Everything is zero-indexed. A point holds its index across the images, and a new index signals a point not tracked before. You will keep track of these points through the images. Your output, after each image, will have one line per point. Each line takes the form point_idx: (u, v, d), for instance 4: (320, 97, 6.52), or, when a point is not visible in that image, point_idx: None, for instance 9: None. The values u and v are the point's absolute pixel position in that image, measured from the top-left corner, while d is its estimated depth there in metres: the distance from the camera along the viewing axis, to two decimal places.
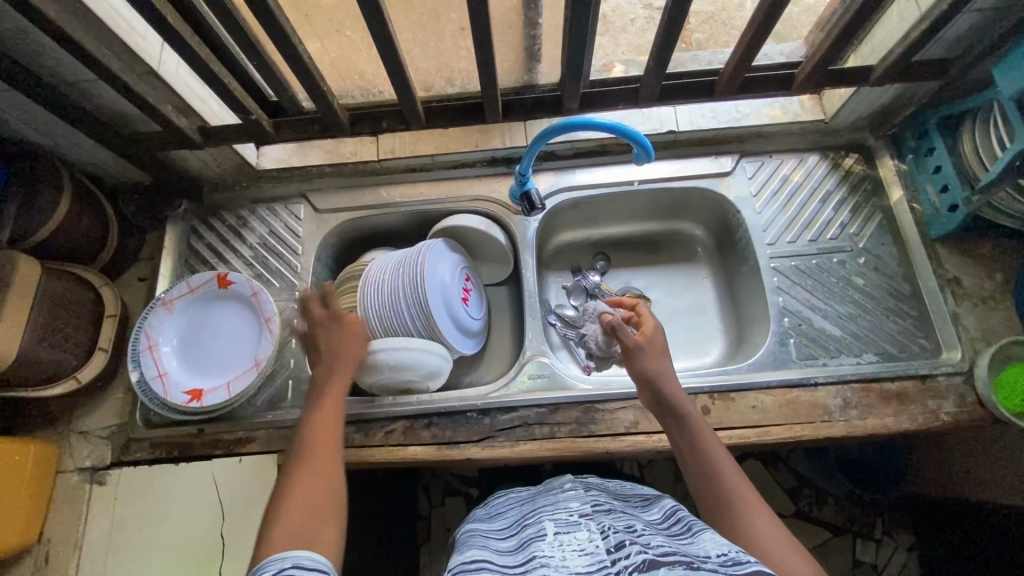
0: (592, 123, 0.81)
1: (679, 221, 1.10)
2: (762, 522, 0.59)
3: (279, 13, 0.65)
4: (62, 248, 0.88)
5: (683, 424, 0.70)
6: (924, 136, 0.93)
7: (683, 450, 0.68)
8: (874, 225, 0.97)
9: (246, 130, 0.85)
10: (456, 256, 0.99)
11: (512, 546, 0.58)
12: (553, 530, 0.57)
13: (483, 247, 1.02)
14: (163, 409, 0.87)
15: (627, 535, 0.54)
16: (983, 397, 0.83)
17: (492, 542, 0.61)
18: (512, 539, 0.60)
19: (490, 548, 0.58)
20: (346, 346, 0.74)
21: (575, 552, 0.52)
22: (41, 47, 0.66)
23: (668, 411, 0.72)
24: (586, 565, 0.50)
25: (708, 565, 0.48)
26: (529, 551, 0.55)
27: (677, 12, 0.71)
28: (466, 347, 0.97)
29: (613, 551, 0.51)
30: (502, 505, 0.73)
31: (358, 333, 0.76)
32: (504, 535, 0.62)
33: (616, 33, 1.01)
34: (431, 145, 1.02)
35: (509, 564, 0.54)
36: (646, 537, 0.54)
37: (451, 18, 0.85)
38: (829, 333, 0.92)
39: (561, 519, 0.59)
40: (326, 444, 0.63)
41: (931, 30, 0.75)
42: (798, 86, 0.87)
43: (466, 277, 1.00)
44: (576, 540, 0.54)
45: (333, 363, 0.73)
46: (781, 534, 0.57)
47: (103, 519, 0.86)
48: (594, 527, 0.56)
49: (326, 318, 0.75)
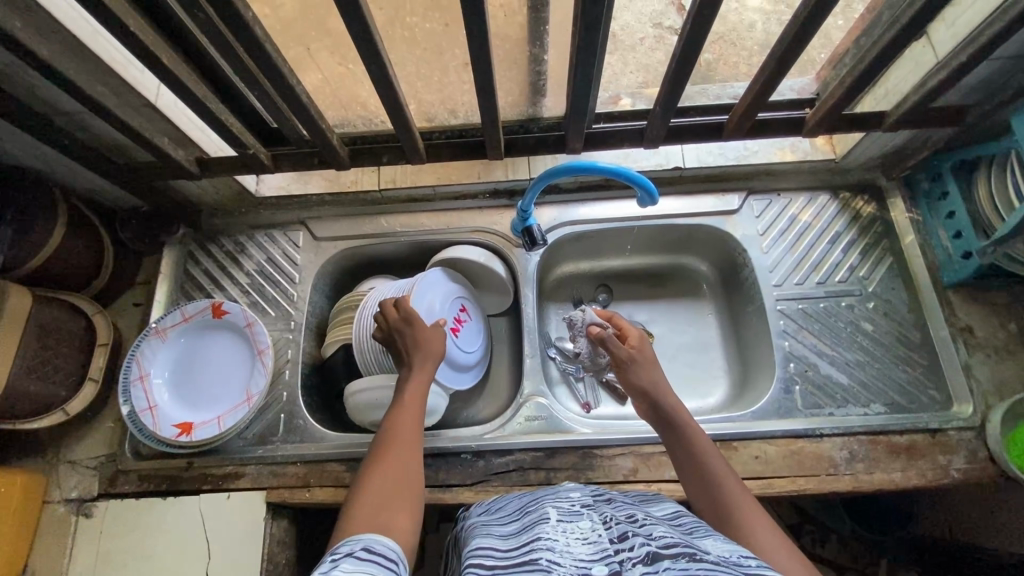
0: (595, 168, 0.80)
1: (684, 255, 1.08)
2: (765, 530, 0.57)
3: (277, 57, 0.64)
4: (54, 276, 0.86)
5: (683, 437, 0.68)
6: (938, 180, 0.91)
7: (682, 459, 0.67)
8: (883, 269, 0.95)
9: (244, 162, 0.84)
10: (455, 285, 0.98)
11: (516, 528, 0.56)
12: (556, 517, 0.55)
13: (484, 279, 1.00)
14: (151, 441, 0.86)
15: (630, 525, 0.52)
16: (995, 454, 0.80)
17: (495, 527, 0.58)
18: (514, 522, 0.58)
19: (494, 533, 0.56)
20: (430, 342, 0.79)
21: (579, 539, 0.50)
22: (37, 82, 0.66)
23: (663, 425, 0.71)
24: (590, 553, 0.48)
25: (710, 557, 0.46)
26: (532, 532, 0.52)
27: (687, 58, 0.70)
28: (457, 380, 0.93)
29: (616, 541, 0.49)
30: (502, 501, 0.69)
31: (437, 332, 0.80)
32: (507, 519, 0.60)
33: (626, 52, 0.99)
34: (434, 175, 1.01)
35: (510, 545, 0.51)
36: (648, 528, 0.52)
37: (454, 54, 0.88)
38: (837, 381, 0.89)
39: (564, 508, 0.57)
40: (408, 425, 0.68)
41: (948, 80, 0.73)
42: (808, 129, 0.85)
43: (462, 307, 0.98)
44: (580, 528, 0.52)
45: (424, 356, 0.77)
46: (783, 542, 0.55)
47: (87, 554, 0.84)
48: (598, 519, 0.54)
49: (400, 321, 0.80)
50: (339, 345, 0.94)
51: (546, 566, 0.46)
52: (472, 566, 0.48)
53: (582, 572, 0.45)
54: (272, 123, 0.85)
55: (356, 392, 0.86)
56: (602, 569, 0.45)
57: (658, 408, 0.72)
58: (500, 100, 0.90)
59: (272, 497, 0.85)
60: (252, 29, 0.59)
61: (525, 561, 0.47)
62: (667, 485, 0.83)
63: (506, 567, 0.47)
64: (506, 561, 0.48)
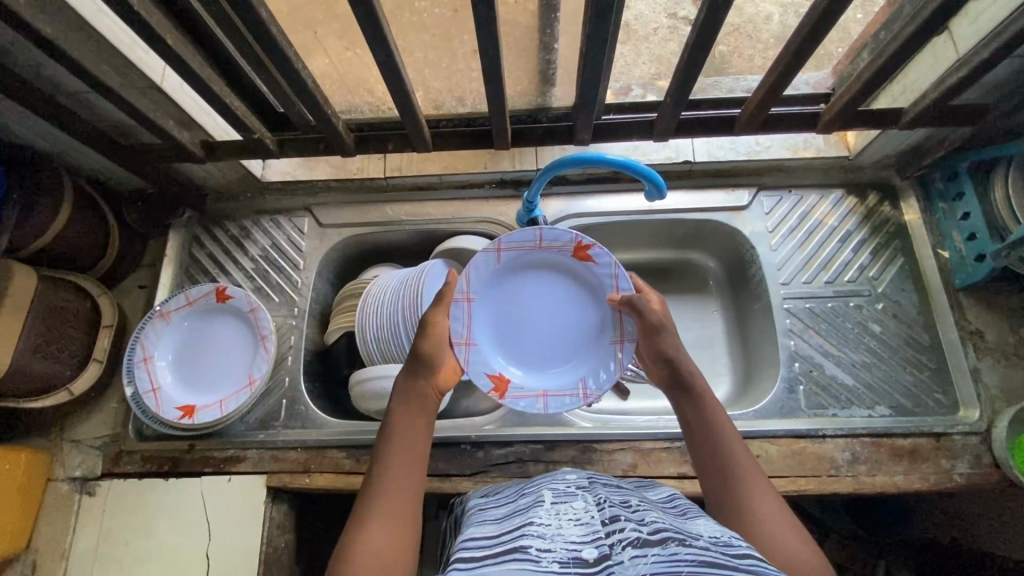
0: (601, 159, 0.78)
1: (692, 251, 1.06)
2: (767, 511, 0.55)
3: (284, 42, 0.63)
4: (59, 255, 0.86)
5: (698, 403, 0.66)
6: (954, 179, 0.89)
7: (694, 437, 0.64)
8: (894, 270, 0.93)
9: (249, 146, 0.83)
10: (544, 255, 0.84)
11: (509, 513, 0.55)
12: (550, 499, 0.55)
13: (537, 235, 0.82)
14: (154, 423, 0.87)
15: (623, 509, 0.52)
16: (999, 460, 0.80)
17: (488, 511, 0.58)
18: (508, 505, 0.58)
19: (488, 518, 0.55)
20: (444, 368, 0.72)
21: (571, 520, 0.50)
22: (43, 62, 0.66)
23: (679, 387, 0.69)
24: (581, 535, 0.48)
25: (700, 543, 0.46)
26: (525, 517, 0.52)
27: (700, 49, 0.68)
28: (514, 400, 0.82)
29: (607, 523, 0.49)
30: (503, 484, 0.68)
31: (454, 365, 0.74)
32: (503, 502, 0.60)
33: (639, 42, 0.97)
34: (440, 164, 1.00)
35: (502, 530, 0.51)
36: (640, 512, 0.52)
37: (462, 40, 0.87)
38: (841, 381, 0.88)
39: (559, 489, 0.57)
40: (415, 412, 0.63)
41: (969, 78, 0.71)
42: (823, 125, 0.83)
43: (526, 277, 0.85)
44: (573, 509, 0.52)
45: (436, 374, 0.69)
46: (784, 518, 0.55)
47: (90, 532, 0.85)
48: (591, 499, 0.54)
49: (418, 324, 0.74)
50: (341, 332, 0.94)
51: (536, 551, 0.46)
52: (458, 558, 0.47)
53: (572, 555, 0.45)
54: (279, 108, 0.84)
55: (362, 379, 0.85)
56: (592, 551, 0.45)
57: (679, 383, 0.69)
58: (509, 88, 0.89)
59: (273, 481, 0.85)
60: (259, 14, 0.58)
61: (516, 545, 0.47)
62: (666, 479, 0.83)
63: (495, 553, 0.47)
64: (497, 546, 0.48)
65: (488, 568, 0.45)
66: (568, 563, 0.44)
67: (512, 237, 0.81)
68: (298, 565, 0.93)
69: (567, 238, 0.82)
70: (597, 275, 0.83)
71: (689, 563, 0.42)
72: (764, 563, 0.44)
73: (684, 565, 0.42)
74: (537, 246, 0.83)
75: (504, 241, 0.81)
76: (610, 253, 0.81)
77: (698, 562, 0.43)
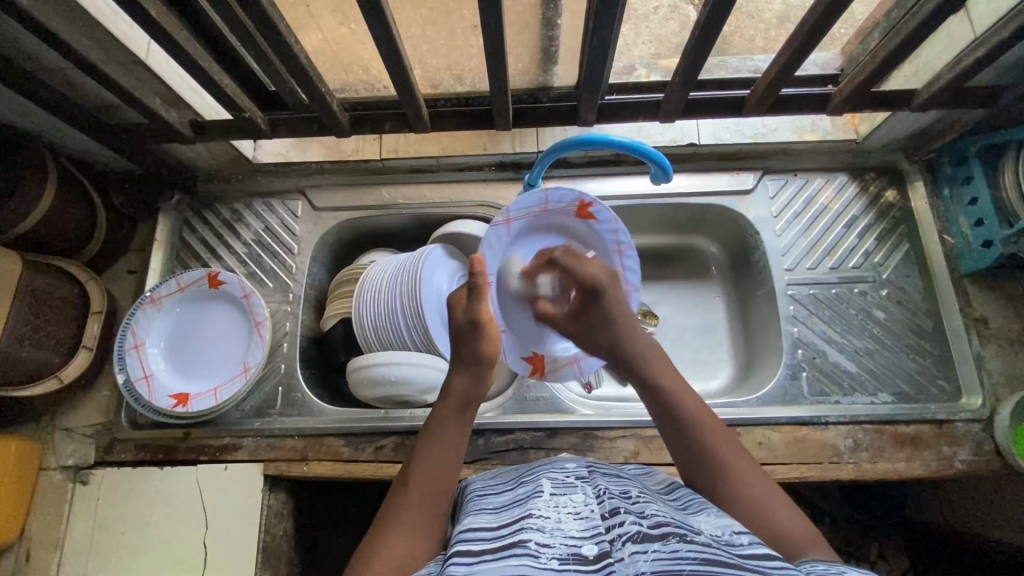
0: (608, 141, 0.75)
1: (695, 236, 1.05)
2: (778, 506, 0.54)
3: (276, 15, 0.60)
4: (45, 240, 0.83)
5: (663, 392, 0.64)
6: (963, 163, 0.87)
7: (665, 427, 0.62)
8: (899, 256, 0.92)
9: (240, 126, 0.80)
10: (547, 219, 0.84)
11: (508, 503, 0.54)
12: (550, 490, 0.54)
13: (542, 198, 0.82)
14: (149, 411, 0.85)
15: (623, 501, 0.51)
16: (1001, 446, 0.80)
17: (486, 500, 0.56)
18: (507, 494, 0.57)
19: (486, 508, 0.54)
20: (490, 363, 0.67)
21: (570, 514, 0.49)
22: (20, 36, 0.62)
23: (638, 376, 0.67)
24: (581, 529, 0.47)
25: (702, 539, 0.45)
26: (523, 509, 0.51)
27: (710, 29, 0.65)
28: (553, 372, 0.87)
29: (607, 517, 0.48)
30: (502, 470, 0.68)
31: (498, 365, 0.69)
32: (500, 491, 0.58)
33: (638, 21, 0.89)
34: (438, 146, 0.98)
35: (499, 524, 0.49)
36: (641, 505, 0.51)
37: (462, 14, 0.80)
38: (844, 368, 0.87)
39: (558, 479, 0.56)
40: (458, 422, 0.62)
41: (987, 58, 0.69)
42: (834, 107, 0.81)
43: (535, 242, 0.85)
44: (572, 502, 0.51)
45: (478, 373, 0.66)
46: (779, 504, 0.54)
47: (82, 521, 0.83)
48: (591, 491, 0.53)
49: (466, 323, 0.68)
50: (338, 318, 0.93)
51: (535, 546, 0.45)
52: (455, 554, 0.46)
53: (571, 551, 0.44)
54: (271, 86, 0.81)
55: (360, 366, 0.82)
56: (592, 547, 0.44)
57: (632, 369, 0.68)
58: (510, 67, 0.85)
59: (270, 469, 0.84)
60: None
61: (515, 539, 0.46)
62: (667, 467, 0.83)
63: (494, 548, 0.45)
64: (495, 541, 0.46)
65: (487, 565, 0.43)
66: (568, 559, 0.43)
67: (519, 204, 0.80)
68: (297, 552, 0.93)
69: (570, 198, 0.82)
70: (597, 232, 0.85)
71: (690, 561, 0.41)
72: (768, 560, 0.43)
73: (686, 563, 0.41)
74: (543, 209, 0.83)
75: (512, 212, 0.80)
76: (609, 210, 0.83)
77: (700, 560, 0.41)
